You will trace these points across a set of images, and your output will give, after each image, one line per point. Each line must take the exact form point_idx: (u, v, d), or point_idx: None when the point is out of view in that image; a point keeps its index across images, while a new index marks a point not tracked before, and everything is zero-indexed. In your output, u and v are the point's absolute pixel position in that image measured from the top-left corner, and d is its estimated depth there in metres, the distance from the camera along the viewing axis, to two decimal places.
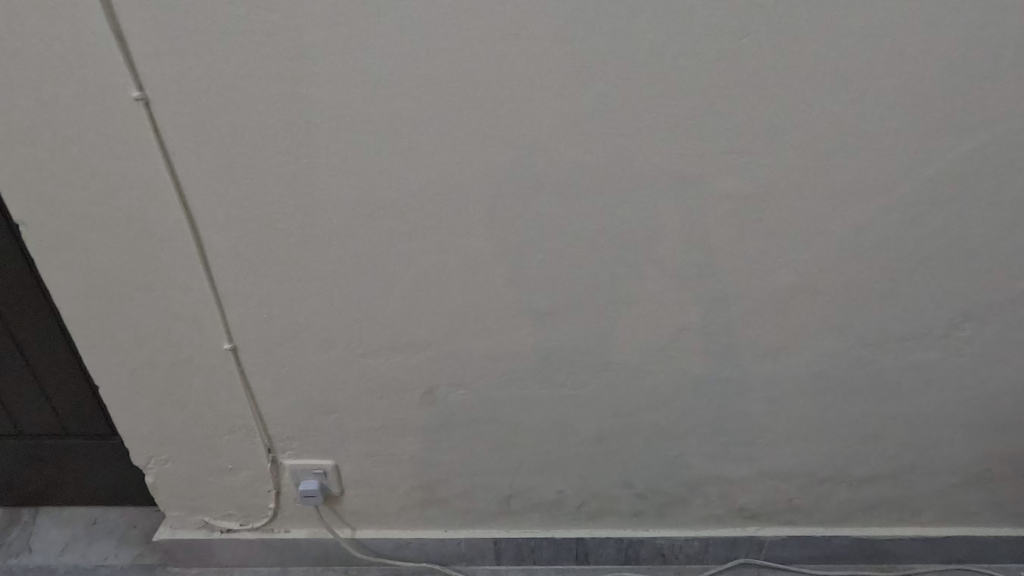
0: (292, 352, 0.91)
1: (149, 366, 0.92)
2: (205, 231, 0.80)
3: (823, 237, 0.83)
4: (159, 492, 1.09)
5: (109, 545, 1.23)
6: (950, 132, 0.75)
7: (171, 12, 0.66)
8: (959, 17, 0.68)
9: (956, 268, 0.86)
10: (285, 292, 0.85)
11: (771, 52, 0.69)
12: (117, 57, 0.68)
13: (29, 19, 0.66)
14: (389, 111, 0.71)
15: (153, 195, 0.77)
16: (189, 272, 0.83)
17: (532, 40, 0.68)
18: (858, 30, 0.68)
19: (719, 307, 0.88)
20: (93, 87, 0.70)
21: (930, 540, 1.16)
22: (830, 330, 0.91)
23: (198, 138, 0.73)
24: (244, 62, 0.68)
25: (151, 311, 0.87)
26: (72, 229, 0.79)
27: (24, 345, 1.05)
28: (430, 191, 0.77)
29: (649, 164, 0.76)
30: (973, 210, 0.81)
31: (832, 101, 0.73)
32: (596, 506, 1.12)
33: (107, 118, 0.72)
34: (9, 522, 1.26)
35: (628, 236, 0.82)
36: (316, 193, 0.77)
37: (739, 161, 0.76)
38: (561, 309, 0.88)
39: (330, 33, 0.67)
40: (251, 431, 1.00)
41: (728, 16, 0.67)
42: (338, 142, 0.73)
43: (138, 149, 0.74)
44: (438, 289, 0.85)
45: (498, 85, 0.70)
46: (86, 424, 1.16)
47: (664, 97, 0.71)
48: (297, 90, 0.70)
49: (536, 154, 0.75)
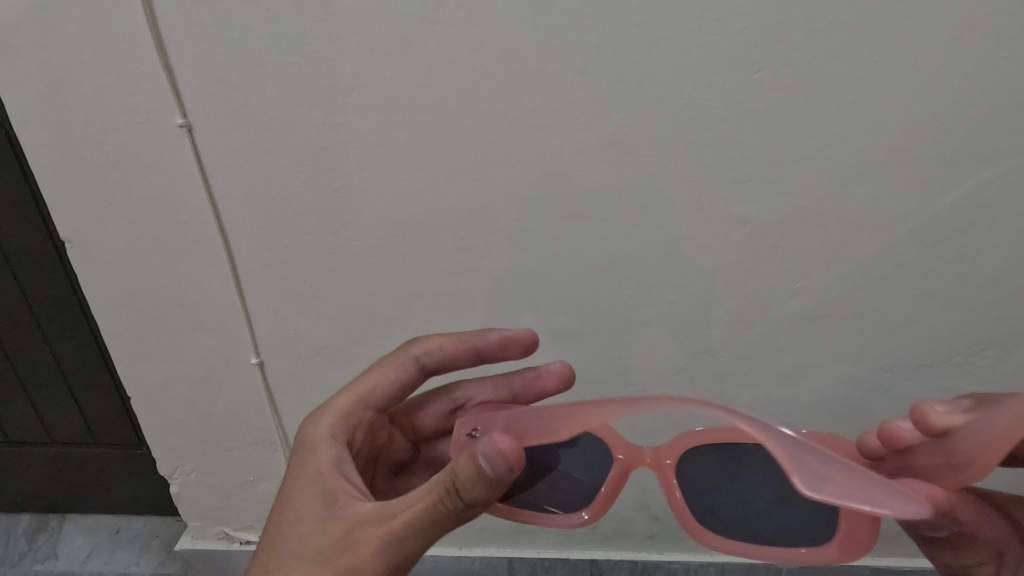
0: (317, 367, 0.94)
1: (181, 379, 0.96)
2: (238, 250, 0.84)
3: (840, 264, 0.83)
4: (183, 502, 1.14)
5: (132, 553, 1.28)
6: (970, 162, 0.76)
7: (216, 45, 0.70)
8: (973, 50, 0.69)
9: (974, 297, 0.86)
10: (312, 310, 0.88)
11: (789, 84, 0.71)
12: (165, 86, 0.72)
13: (85, 52, 0.70)
14: (416, 138, 0.74)
15: (190, 214, 0.80)
16: (220, 289, 0.87)
17: (555, 73, 0.70)
18: (875, 62, 0.70)
19: (735, 331, 0.90)
20: (140, 115, 0.74)
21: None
22: (846, 355, 0.92)
23: (234, 161, 0.77)
24: (279, 90, 0.72)
25: (183, 326, 0.90)
26: (114, 247, 0.84)
27: (61, 355, 1.08)
28: (455, 214, 0.80)
29: (667, 191, 0.78)
30: (993, 239, 0.81)
31: (848, 131, 0.74)
32: (610, 527, 1.13)
33: (152, 143, 0.75)
34: (37, 528, 1.32)
35: (646, 260, 0.83)
36: (345, 215, 0.80)
37: (756, 188, 0.78)
38: (579, 329, 0.90)
39: (363, 65, 0.70)
40: (273, 445, 1.03)
41: (745, 49, 0.69)
42: (368, 166, 0.76)
43: (179, 172, 0.77)
44: (460, 309, 0.88)
45: (521, 116, 0.73)
46: (114, 434, 1.19)
47: (681, 126, 0.73)
48: (331, 117, 0.73)
49: (558, 181, 0.77)
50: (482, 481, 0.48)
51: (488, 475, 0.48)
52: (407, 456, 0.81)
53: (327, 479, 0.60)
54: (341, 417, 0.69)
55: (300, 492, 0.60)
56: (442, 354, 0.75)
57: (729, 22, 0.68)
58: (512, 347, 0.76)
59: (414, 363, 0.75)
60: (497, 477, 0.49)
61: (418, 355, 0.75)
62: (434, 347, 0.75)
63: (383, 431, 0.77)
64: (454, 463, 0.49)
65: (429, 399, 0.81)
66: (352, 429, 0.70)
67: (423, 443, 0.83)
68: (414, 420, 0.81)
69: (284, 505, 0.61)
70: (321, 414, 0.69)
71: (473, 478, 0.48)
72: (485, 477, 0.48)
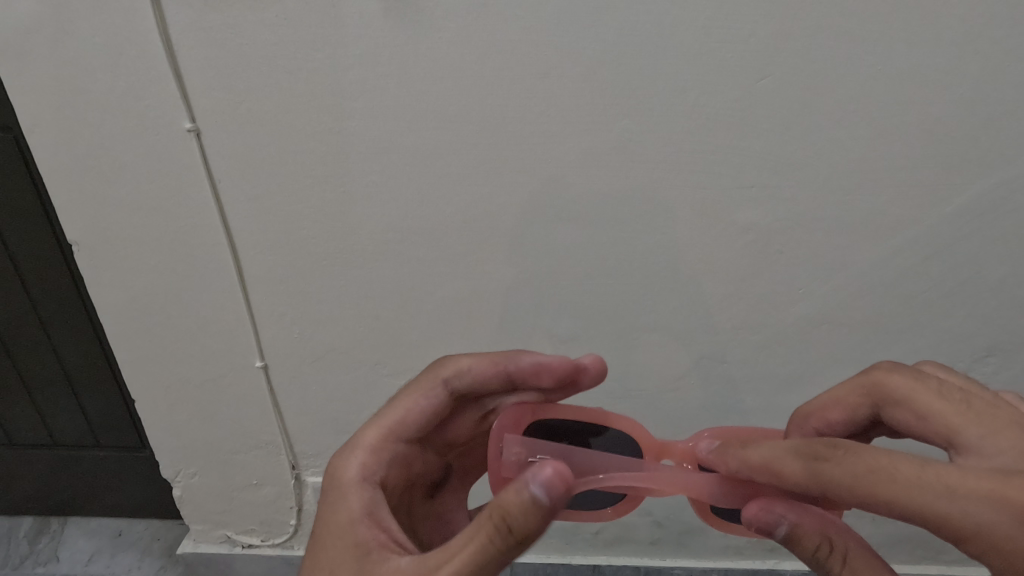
0: (321, 371, 0.94)
1: (185, 381, 0.96)
2: (244, 254, 0.84)
3: (843, 271, 0.84)
4: (185, 506, 1.14)
5: (133, 556, 1.28)
6: (973, 170, 0.76)
7: (224, 51, 0.70)
8: (976, 59, 0.69)
9: (977, 303, 0.86)
10: (317, 314, 0.89)
11: (794, 91, 0.71)
12: (173, 91, 0.72)
13: (94, 57, 0.70)
14: (422, 144, 0.75)
15: (197, 218, 0.81)
16: (225, 293, 0.87)
17: (560, 79, 0.71)
18: (878, 71, 0.70)
19: (739, 337, 0.90)
20: (148, 119, 0.74)
21: (939, 566, 1.18)
22: (850, 361, 0.92)
23: (240, 165, 0.77)
24: (287, 95, 0.72)
25: (188, 329, 0.91)
26: (120, 250, 0.84)
27: (65, 357, 1.09)
28: (460, 219, 0.80)
29: (671, 198, 0.78)
30: (995, 247, 0.82)
31: (852, 138, 0.74)
32: (613, 532, 1.12)
33: (159, 147, 0.76)
34: (38, 531, 1.32)
35: (650, 265, 0.83)
36: (351, 219, 0.80)
37: (760, 195, 0.78)
38: (582, 334, 0.90)
39: (370, 72, 0.71)
40: (277, 448, 1.03)
41: (749, 57, 0.69)
42: (374, 171, 0.77)
43: (186, 176, 0.78)
44: (464, 313, 0.88)
45: (526, 122, 0.73)
46: (117, 438, 1.19)
47: (685, 133, 0.74)
48: (338, 123, 0.74)
49: (562, 186, 0.78)
50: (536, 512, 0.47)
51: (542, 504, 0.47)
52: (440, 473, 0.78)
53: (360, 532, 0.58)
54: (372, 454, 0.65)
55: (334, 544, 0.58)
56: (472, 376, 0.71)
57: (734, 30, 0.68)
58: (544, 373, 0.70)
59: (444, 386, 0.71)
60: (550, 505, 0.48)
61: (448, 377, 0.71)
62: (464, 368, 0.71)
63: (417, 461, 0.72)
64: (501, 500, 0.48)
65: (460, 418, 0.75)
66: (386, 468, 0.66)
67: (452, 454, 0.79)
68: (443, 436, 0.75)
69: (318, 557, 0.58)
70: (349, 453, 0.65)
71: (525, 511, 0.48)
72: (541, 506, 0.47)
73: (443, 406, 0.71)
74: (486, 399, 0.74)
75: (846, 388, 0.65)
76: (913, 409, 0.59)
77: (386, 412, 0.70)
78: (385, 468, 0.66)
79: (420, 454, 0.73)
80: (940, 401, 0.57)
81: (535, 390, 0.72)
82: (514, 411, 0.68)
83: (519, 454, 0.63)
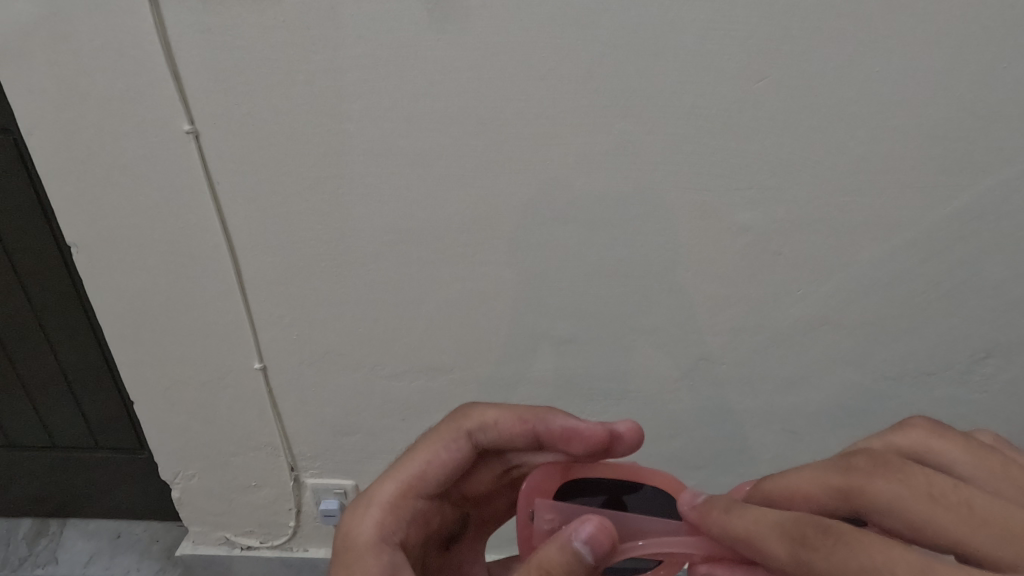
0: (319, 373, 0.94)
1: (184, 383, 0.96)
2: (243, 255, 0.84)
3: (840, 272, 0.84)
4: (184, 507, 1.14)
5: (132, 558, 1.27)
6: (969, 171, 0.76)
7: (223, 53, 0.70)
8: (972, 61, 0.70)
9: (975, 304, 0.86)
10: (316, 315, 0.89)
11: (792, 92, 0.72)
12: (171, 93, 0.72)
13: (93, 59, 0.70)
14: (420, 145, 0.75)
15: (196, 219, 0.81)
16: (224, 294, 0.87)
17: (558, 81, 0.71)
18: (875, 72, 0.70)
19: (737, 338, 0.90)
20: (147, 121, 0.74)
21: None
22: (848, 362, 0.92)
23: (239, 167, 0.77)
24: (285, 98, 0.72)
25: (187, 331, 0.91)
26: (119, 252, 0.84)
27: (64, 359, 1.09)
28: (458, 220, 0.80)
29: (669, 199, 0.78)
30: (992, 248, 0.82)
31: (849, 140, 0.74)
32: None
33: (159, 149, 0.76)
34: (38, 533, 1.32)
35: (648, 266, 0.84)
36: (349, 221, 0.80)
37: (758, 196, 0.78)
38: (581, 336, 0.90)
39: (368, 74, 0.71)
40: (276, 450, 1.03)
41: (747, 59, 0.70)
42: (372, 173, 0.77)
43: (185, 178, 0.78)
44: (462, 314, 0.88)
45: (524, 124, 0.73)
46: (116, 439, 1.19)
47: (683, 135, 0.74)
48: (336, 124, 0.74)
49: (560, 188, 0.78)
50: (578, 569, 0.48)
51: (584, 562, 0.48)
52: (461, 528, 0.69)
53: None
54: (387, 511, 0.60)
55: None
56: (499, 431, 0.64)
57: (731, 32, 0.68)
58: (575, 441, 0.61)
59: (467, 437, 0.64)
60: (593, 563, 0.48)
61: (472, 429, 0.64)
62: (490, 422, 0.64)
63: (438, 517, 0.65)
64: (546, 559, 0.48)
65: (483, 470, 0.67)
66: (403, 527, 0.61)
67: (476, 509, 0.70)
68: (462, 492, 0.67)
69: None
70: (366, 507, 0.61)
71: (569, 570, 0.48)
72: (584, 564, 0.48)
73: (467, 460, 0.64)
74: (511, 456, 0.66)
75: (814, 477, 0.47)
76: (904, 518, 0.42)
77: (403, 461, 0.64)
78: (403, 527, 0.60)
79: (442, 510, 0.65)
80: (937, 509, 0.41)
81: (564, 454, 0.63)
82: (545, 475, 0.64)
83: (553, 523, 0.60)
